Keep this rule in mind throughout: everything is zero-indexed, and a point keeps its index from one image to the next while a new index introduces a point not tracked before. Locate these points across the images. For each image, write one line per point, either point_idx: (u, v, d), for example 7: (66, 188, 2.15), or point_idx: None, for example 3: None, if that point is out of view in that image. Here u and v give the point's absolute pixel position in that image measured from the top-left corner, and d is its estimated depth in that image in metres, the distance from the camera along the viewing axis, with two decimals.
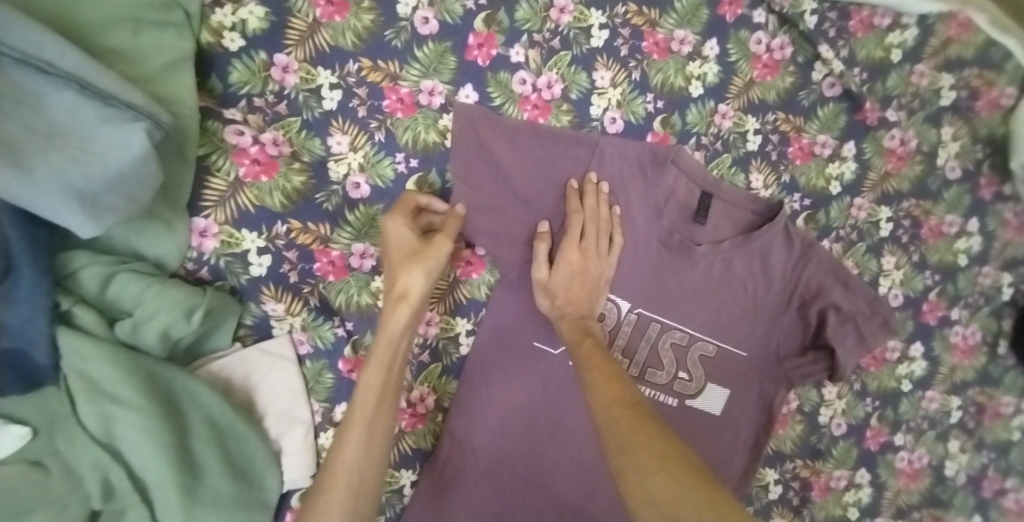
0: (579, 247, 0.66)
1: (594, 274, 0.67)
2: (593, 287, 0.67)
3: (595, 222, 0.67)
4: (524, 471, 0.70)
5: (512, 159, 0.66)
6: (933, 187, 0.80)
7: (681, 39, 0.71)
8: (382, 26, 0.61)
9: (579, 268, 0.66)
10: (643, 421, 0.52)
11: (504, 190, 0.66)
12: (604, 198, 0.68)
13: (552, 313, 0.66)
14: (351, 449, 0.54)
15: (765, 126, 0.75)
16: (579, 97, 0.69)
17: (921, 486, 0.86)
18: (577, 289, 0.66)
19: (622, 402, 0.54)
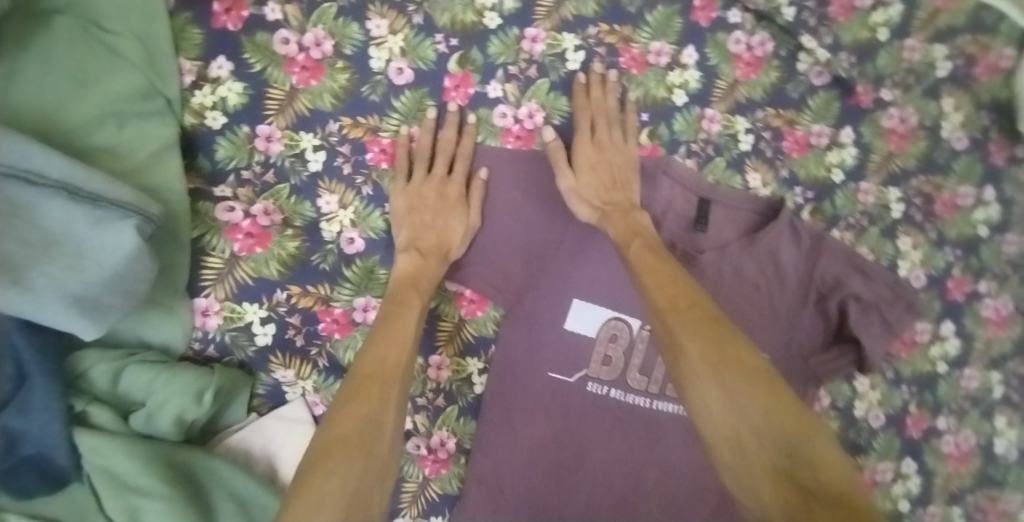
0: (596, 143, 0.68)
1: (619, 180, 0.68)
2: (620, 181, 0.68)
3: (608, 159, 0.68)
4: (557, 500, 0.69)
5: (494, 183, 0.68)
6: (941, 160, 0.77)
7: (657, 50, 0.71)
8: (359, 83, 0.62)
9: (598, 159, 0.68)
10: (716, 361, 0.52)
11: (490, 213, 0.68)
12: (615, 130, 0.69)
13: (616, 233, 0.67)
14: (389, 348, 0.55)
15: (755, 124, 0.74)
16: (562, 122, 0.69)
17: (975, 471, 0.76)
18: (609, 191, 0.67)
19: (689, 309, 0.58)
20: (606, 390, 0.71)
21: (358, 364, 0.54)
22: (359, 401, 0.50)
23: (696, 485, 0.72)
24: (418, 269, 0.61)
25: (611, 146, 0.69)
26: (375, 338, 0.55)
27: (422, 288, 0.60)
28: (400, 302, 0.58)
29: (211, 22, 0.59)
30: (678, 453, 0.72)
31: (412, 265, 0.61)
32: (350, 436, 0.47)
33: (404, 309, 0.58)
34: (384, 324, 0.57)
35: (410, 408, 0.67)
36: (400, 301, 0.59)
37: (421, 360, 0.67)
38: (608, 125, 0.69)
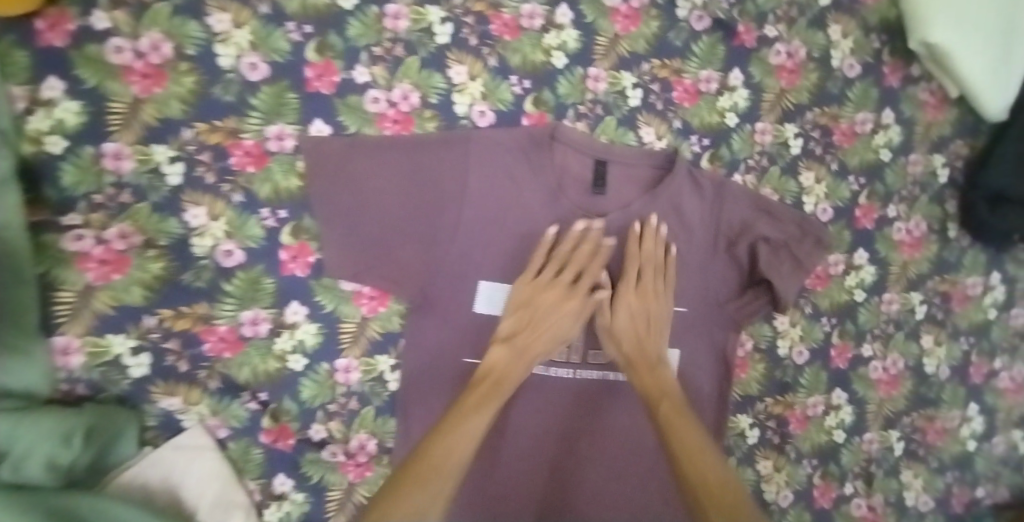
0: (637, 289, 0.68)
1: (655, 313, 0.68)
2: (656, 326, 0.68)
3: (576, 264, 0.68)
4: (493, 485, 0.68)
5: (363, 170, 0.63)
6: (835, 90, 0.76)
7: (529, 13, 0.66)
8: (209, 84, 0.58)
9: (532, 300, 0.66)
10: (675, 406, 0.64)
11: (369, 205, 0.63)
12: (660, 237, 0.69)
13: (621, 358, 0.68)
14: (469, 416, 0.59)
15: (642, 78, 0.71)
16: (439, 100, 0.65)
17: (905, 391, 0.82)
18: (538, 335, 0.66)
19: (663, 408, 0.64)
20: None
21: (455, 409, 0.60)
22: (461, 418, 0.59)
23: (629, 444, 0.73)
24: (509, 371, 0.64)
25: (653, 290, 0.69)
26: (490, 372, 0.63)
27: (501, 396, 0.62)
28: (501, 382, 0.63)
29: (35, 42, 0.52)
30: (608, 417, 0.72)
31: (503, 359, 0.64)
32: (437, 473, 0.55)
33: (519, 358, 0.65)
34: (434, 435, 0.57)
35: (322, 416, 0.64)
36: (493, 392, 0.62)
37: (326, 366, 0.64)
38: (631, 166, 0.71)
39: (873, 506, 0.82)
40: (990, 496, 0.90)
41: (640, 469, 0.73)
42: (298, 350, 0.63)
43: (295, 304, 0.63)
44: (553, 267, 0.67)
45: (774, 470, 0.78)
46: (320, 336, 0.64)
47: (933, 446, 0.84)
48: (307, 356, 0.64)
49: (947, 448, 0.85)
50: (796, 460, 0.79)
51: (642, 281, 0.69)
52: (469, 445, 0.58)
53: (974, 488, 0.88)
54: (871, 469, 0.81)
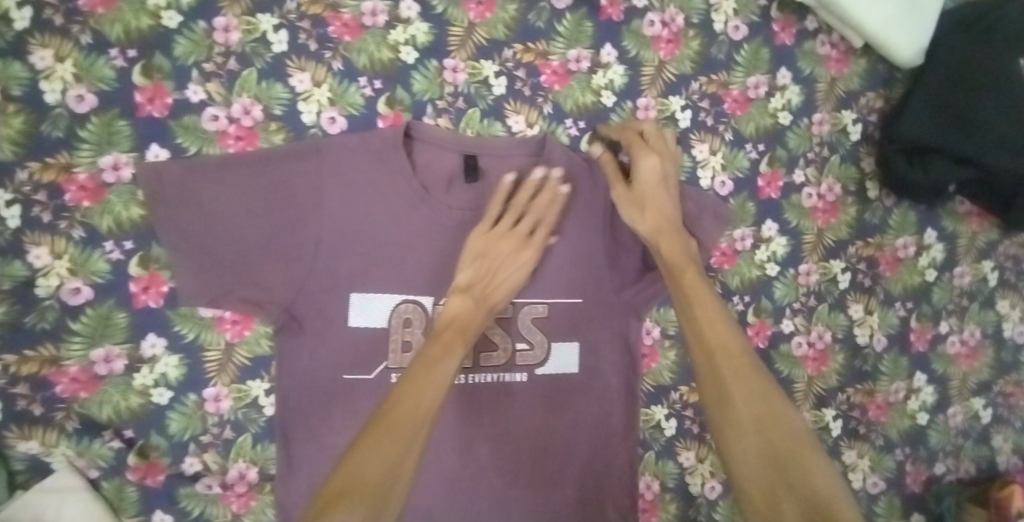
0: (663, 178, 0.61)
1: (667, 175, 0.62)
2: (669, 227, 0.59)
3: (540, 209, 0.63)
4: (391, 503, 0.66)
5: (215, 194, 0.61)
6: (720, 56, 0.72)
7: (371, 10, 0.63)
8: (38, 122, 0.56)
9: (488, 255, 0.59)
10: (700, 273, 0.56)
11: (225, 227, 0.61)
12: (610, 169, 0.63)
13: (646, 227, 0.60)
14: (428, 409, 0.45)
15: (506, 65, 0.67)
16: (284, 111, 0.62)
17: (836, 366, 0.77)
18: (495, 284, 0.59)
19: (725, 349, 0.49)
20: None
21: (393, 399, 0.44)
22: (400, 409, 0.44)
23: (537, 443, 0.70)
24: (470, 317, 0.55)
25: (640, 147, 0.62)
26: (425, 360, 0.48)
27: (490, 303, 0.57)
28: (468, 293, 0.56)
29: None
30: (510, 417, 0.70)
31: (467, 307, 0.55)
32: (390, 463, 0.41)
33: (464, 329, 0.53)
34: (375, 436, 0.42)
35: (194, 448, 0.64)
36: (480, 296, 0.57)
37: (193, 396, 0.63)
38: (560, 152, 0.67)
39: None
40: (951, 472, 0.83)
41: (553, 473, 0.71)
42: (161, 384, 0.62)
43: (152, 336, 0.62)
44: (510, 215, 0.62)
45: (697, 461, 0.76)
46: (182, 366, 0.63)
47: (877, 422, 0.78)
48: (172, 389, 0.63)
49: (894, 424, 0.79)
50: None
51: (645, 175, 0.60)
52: (403, 470, 0.42)
53: (931, 465, 0.81)
54: None
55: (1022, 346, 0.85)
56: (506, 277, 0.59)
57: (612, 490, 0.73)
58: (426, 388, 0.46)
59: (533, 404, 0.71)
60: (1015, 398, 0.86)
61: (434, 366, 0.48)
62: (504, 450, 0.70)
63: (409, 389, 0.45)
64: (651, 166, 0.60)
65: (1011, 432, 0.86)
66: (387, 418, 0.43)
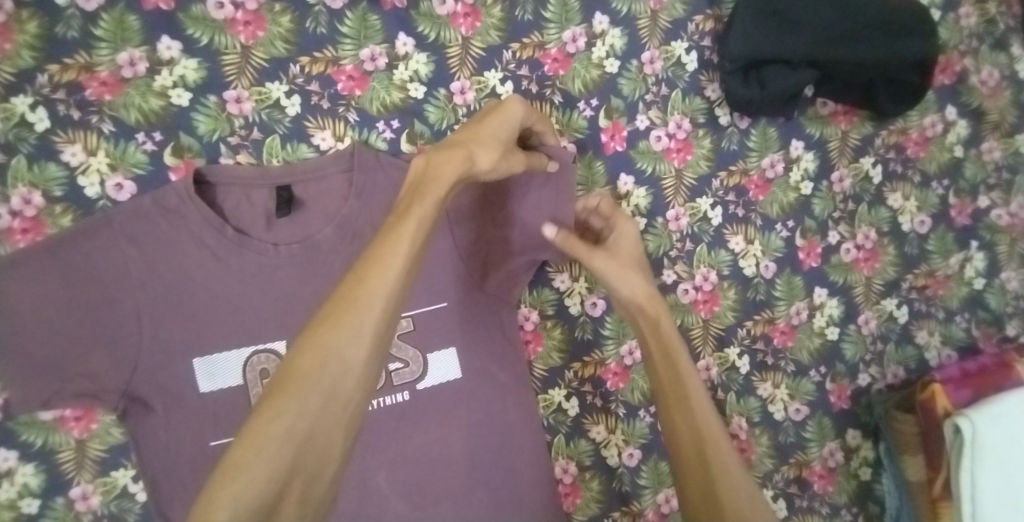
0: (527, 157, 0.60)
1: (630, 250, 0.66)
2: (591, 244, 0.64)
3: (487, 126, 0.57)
4: None
5: (7, 294, 0.56)
6: (527, 17, 0.67)
7: (128, 61, 0.59)
8: None
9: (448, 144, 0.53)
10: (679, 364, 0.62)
11: (29, 324, 0.56)
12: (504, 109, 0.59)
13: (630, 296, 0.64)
14: (302, 396, 0.37)
15: (296, 82, 0.63)
16: (65, 190, 0.59)
17: (730, 304, 0.74)
18: (452, 151, 0.52)
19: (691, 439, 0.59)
20: None
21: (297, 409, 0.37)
22: (255, 439, 0.35)
23: (440, 461, 0.65)
24: (439, 166, 0.51)
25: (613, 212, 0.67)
26: (296, 369, 0.38)
27: (432, 192, 0.48)
28: (407, 209, 0.46)
29: None
30: (402, 441, 0.65)
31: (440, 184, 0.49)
32: (264, 458, 0.35)
33: (355, 305, 0.40)
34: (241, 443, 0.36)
35: None
36: (420, 193, 0.48)
37: (62, 499, 0.60)
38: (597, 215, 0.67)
39: (738, 434, 0.74)
40: (879, 380, 0.81)
41: (460, 486, 0.66)
42: (25, 494, 0.59)
43: (1, 450, 0.59)
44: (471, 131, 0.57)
45: (609, 433, 0.74)
46: (41, 473, 0.60)
47: (785, 349, 0.76)
48: (39, 496, 0.60)
49: (805, 345, 0.77)
50: (630, 415, 0.74)
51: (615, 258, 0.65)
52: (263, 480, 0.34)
53: (853, 379, 0.80)
54: (722, 396, 0.74)
55: (926, 235, 0.82)
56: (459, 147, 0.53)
57: (526, 485, 0.69)
58: (297, 386, 0.37)
59: (424, 422, 0.65)
60: (931, 290, 0.83)
61: (318, 361, 0.38)
62: (406, 478, 0.64)
63: (265, 408, 0.37)
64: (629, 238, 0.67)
65: (936, 325, 0.83)
66: (261, 425, 0.36)
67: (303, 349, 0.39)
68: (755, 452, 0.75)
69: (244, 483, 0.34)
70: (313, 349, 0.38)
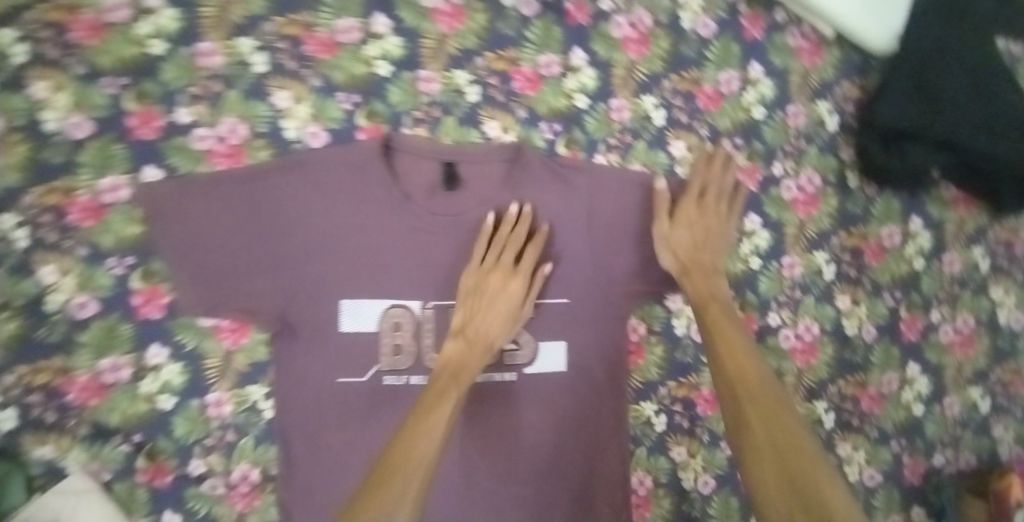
0: (698, 204, 0.71)
1: (715, 229, 0.70)
2: (704, 240, 0.69)
3: (501, 242, 0.68)
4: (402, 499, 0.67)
5: (205, 207, 0.63)
6: (691, 53, 0.73)
7: (344, 28, 0.66)
8: (38, 148, 0.60)
9: (481, 288, 0.66)
10: (722, 310, 0.65)
11: (215, 237, 0.64)
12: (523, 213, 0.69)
13: (675, 267, 0.68)
14: (438, 421, 0.56)
15: (478, 74, 0.69)
16: (268, 128, 0.65)
17: (825, 358, 0.78)
18: (486, 318, 0.66)
19: (726, 380, 0.59)
20: (404, 379, 0.68)
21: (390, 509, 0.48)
22: (413, 439, 0.54)
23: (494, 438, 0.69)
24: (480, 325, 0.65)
25: (712, 208, 0.71)
26: (416, 426, 0.55)
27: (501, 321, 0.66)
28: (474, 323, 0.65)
29: None
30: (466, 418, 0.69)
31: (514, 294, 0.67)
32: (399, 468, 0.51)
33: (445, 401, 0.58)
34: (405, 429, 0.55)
35: (200, 451, 0.67)
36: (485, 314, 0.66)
37: (197, 401, 0.66)
38: (718, 194, 0.72)
39: None
40: (951, 463, 0.83)
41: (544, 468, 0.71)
42: (166, 390, 0.65)
43: (155, 346, 0.65)
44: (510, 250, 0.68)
45: (689, 456, 0.77)
46: (185, 373, 0.66)
47: (870, 413, 0.79)
48: (177, 395, 0.66)
49: (889, 415, 0.80)
50: (712, 443, 0.77)
51: (672, 236, 0.69)
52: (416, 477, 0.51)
53: (928, 456, 0.81)
54: None
55: (1020, 332, 0.85)
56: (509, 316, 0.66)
57: (604, 484, 0.73)
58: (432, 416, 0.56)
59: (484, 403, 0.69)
60: (1016, 388, 0.85)
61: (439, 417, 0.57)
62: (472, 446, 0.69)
63: (419, 423, 0.56)
64: (692, 210, 0.71)
65: (1014, 423, 0.85)
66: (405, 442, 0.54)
67: (427, 408, 0.57)
68: None
69: (404, 475, 0.51)
70: (430, 418, 0.56)
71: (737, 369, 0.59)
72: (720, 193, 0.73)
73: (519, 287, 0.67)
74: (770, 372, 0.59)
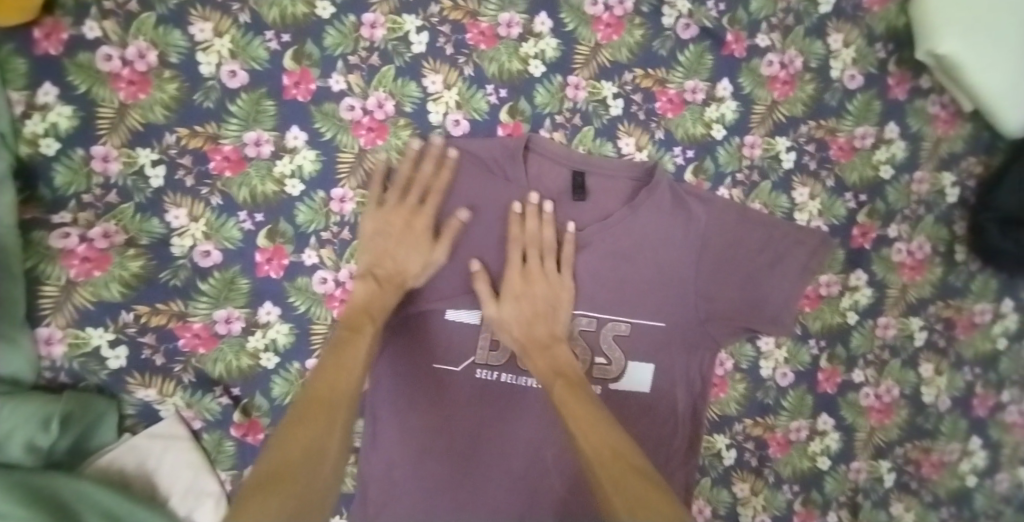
0: (522, 273, 0.66)
1: (544, 298, 0.65)
2: (545, 313, 0.65)
3: (537, 246, 0.66)
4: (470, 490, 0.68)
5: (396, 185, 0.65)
6: (832, 103, 0.74)
7: (507, 22, 0.66)
8: (190, 91, 0.61)
9: (523, 292, 0.65)
10: (570, 383, 0.60)
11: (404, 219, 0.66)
12: (547, 217, 0.66)
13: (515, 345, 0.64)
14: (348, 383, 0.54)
15: (624, 88, 0.70)
16: (413, 109, 0.66)
17: (898, 420, 0.79)
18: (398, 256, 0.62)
19: (608, 451, 0.52)
20: (495, 375, 0.69)
21: (281, 439, 0.47)
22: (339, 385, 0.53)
23: (512, 477, 0.69)
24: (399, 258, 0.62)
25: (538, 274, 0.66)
26: (335, 378, 0.53)
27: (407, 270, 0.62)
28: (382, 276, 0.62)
29: (33, 50, 0.57)
30: (384, 467, 0.67)
31: (366, 292, 0.61)
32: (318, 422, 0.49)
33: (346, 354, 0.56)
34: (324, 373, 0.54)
35: None
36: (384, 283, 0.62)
37: (297, 365, 0.66)
38: (540, 254, 0.66)
39: None
40: None
41: None
42: (270, 349, 0.65)
43: (268, 304, 0.65)
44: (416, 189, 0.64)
45: (750, 493, 0.76)
46: (291, 335, 0.65)
47: (927, 480, 0.81)
48: (279, 355, 0.65)
49: (944, 483, 0.81)
50: (775, 484, 0.77)
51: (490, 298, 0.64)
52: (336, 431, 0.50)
53: None
54: (859, 499, 0.78)
55: None
56: (420, 265, 0.63)
57: None
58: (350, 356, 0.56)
59: (415, 458, 0.67)
60: None
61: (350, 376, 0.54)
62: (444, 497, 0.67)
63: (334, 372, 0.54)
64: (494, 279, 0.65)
65: None
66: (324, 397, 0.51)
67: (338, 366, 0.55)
68: None
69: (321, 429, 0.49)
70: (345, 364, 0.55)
71: (614, 453, 0.51)
72: (821, 252, 0.73)
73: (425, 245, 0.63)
74: (606, 415, 0.57)
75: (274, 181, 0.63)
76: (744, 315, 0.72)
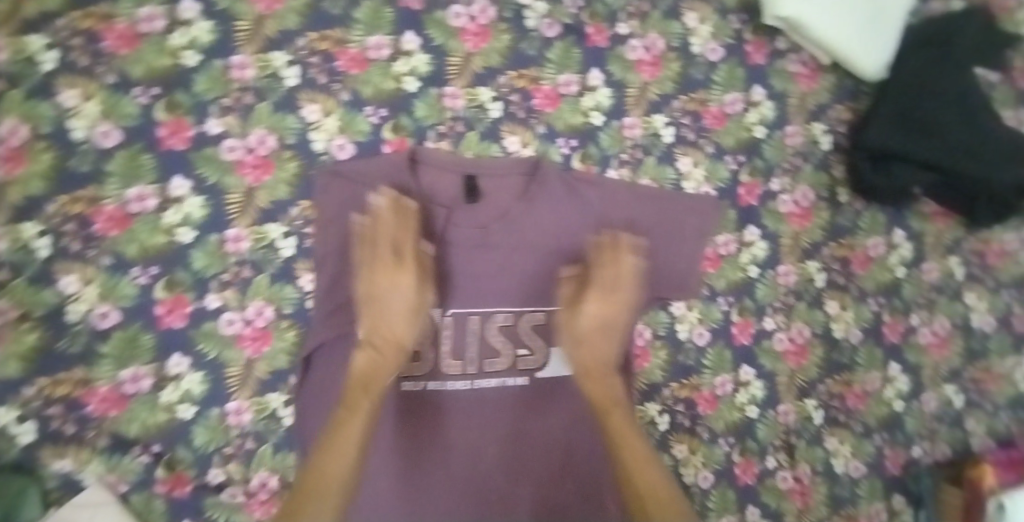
0: None
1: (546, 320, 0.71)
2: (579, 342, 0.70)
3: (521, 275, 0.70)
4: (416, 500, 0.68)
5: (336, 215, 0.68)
6: (699, 76, 0.78)
7: (375, 45, 0.69)
8: (66, 157, 0.60)
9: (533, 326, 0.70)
10: (624, 412, 0.68)
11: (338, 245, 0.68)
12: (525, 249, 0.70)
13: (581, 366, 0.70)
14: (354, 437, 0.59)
15: (500, 90, 0.73)
16: (296, 140, 0.67)
17: (815, 359, 0.84)
18: (386, 317, 0.64)
19: (633, 486, 0.63)
20: (422, 384, 0.70)
21: (319, 465, 0.57)
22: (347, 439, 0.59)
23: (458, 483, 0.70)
24: (384, 292, 0.64)
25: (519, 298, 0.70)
26: (330, 447, 0.58)
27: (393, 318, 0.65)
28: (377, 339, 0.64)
29: None
30: None
31: (367, 362, 0.64)
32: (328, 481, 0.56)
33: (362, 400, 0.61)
34: (333, 430, 0.59)
35: (219, 459, 0.66)
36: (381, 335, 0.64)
37: (217, 410, 0.66)
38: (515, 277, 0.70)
39: (800, 477, 0.81)
40: None
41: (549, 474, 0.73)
42: (186, 400, 0.65)
43: (177, 355, 0.64)
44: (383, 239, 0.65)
45: (690, 453, 0.79)
46: (206, 382, 0.65)
47: None
48: (197, 404, 0.65)
49: (871, 411, 0.82)
50: (712, 440, 0.80)
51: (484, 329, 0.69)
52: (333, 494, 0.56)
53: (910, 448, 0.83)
54: (793, 440, 0.82)
55: None
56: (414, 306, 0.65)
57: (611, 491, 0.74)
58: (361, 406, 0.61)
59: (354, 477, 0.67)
60: None
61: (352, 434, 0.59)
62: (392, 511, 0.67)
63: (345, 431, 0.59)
64: None
65: None
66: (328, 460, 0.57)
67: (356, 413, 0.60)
68: (812, 497, 0.81)
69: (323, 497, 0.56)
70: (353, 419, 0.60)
71: (653, 488, 0.63)
72: (709, 213, 0.77)
73: (407, 279, 0.65)
74: (637, 444, 0.66)
75: (165, 232, 0.63)
76: (650, 286, 0.75)
